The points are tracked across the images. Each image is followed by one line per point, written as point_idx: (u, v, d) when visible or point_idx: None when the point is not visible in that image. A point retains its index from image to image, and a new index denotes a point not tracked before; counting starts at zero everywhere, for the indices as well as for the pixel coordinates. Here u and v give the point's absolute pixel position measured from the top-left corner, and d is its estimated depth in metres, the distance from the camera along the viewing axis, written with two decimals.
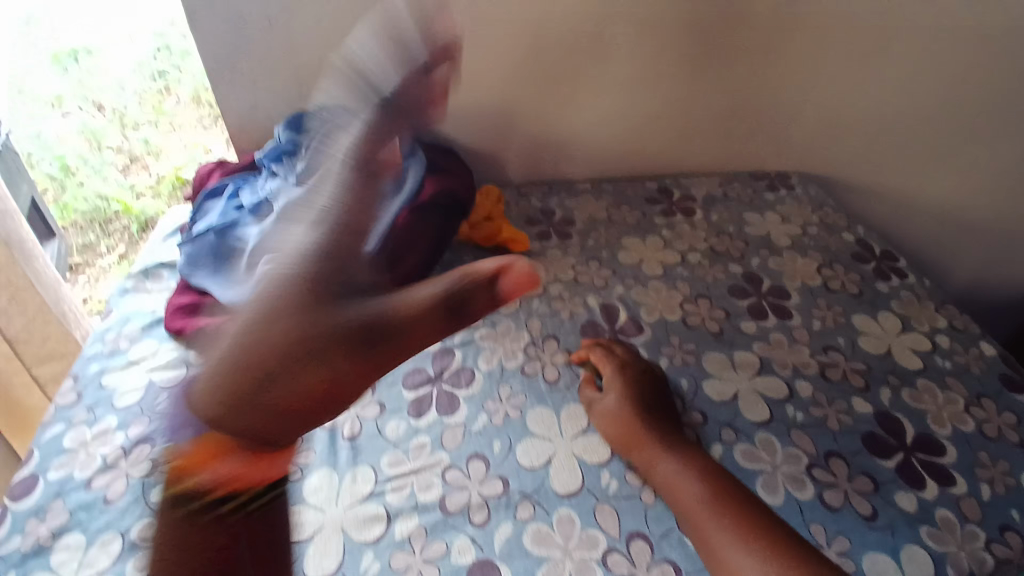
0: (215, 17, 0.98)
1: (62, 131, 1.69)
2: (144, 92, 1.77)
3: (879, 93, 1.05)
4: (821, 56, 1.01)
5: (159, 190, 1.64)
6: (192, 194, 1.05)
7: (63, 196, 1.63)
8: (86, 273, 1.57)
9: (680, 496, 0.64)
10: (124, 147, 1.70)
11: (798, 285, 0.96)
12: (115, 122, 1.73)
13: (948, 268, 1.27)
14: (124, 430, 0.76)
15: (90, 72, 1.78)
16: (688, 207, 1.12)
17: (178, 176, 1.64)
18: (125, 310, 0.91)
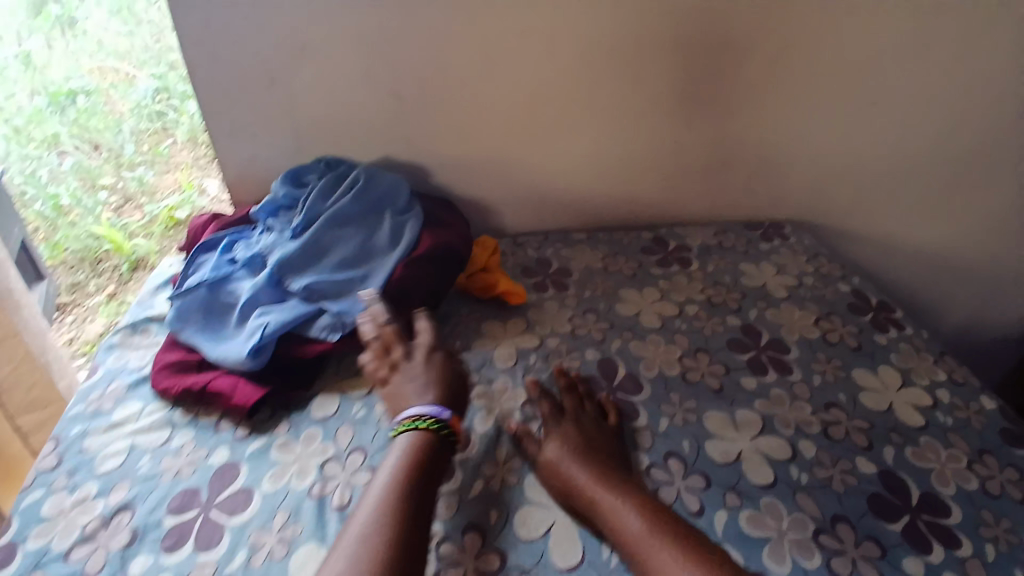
0: (215, 72, 0.99)
1: (57, 170, 1.68)
2: (140, 132, 1.75)
3: (869, 143, 1.07)
4: (814, 106, 1.04)
5: (151, 230, 1.65)
6: (185, 246, 1.04)
7: (54, 235, 1.62)
8: (74, 313, 1.56)
9: (620, 536, 0.63)
10: (118, 186, 1.71)
11: (796, 338, 0.95)
12: (110, 162, 1.72)
13: (942, 313, 1.28)
14: (104, 497, 0.72)
15: (90, 113, 1.72)
16: (683, 258, 1.12)
17: (172, 216, 1.64)
18: (110, 367, 0.88)
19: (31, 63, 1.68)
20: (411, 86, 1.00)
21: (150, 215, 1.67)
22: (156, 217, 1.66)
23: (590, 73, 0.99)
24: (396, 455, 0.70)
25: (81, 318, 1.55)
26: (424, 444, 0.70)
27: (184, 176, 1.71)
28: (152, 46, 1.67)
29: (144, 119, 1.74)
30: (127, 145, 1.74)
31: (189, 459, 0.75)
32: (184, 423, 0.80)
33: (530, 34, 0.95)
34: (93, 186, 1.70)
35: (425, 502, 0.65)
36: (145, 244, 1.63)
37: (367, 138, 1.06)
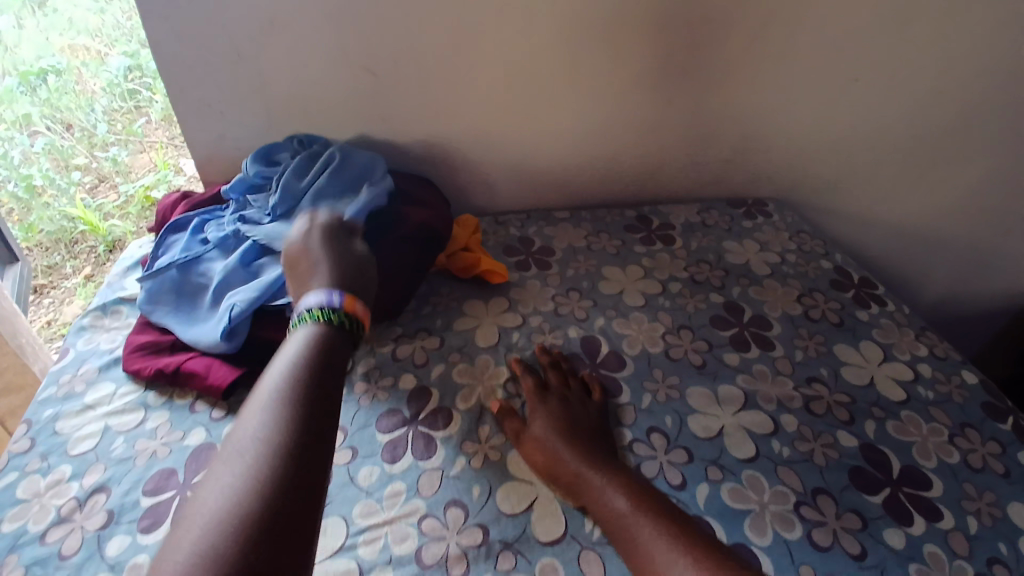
0: (181, 45, 0.95)
1: (29, 151, 1.58)
2: (113, 110, 1.67)
3: (852, 120, 1.06)
4: (798, 82, 1.02)
5: (127, 211, 1.62)
6: (155, 226, 1.00)
7: (28, 216, 1.55)
8: (50, 295, 1.53)
9: (604, 512, 0.62)
10: (92, 166, 1.66)
11: (778, 314, 0.96)
12: (82, 141, 1.65)
13: (921, 289, 1.29)
14: (79, 480, 0.70)
15: (61, 91, 1.60)
16: (667, 236, 1.11)
17: (148, 197, 1.62)
18: (81, 349, 0.86)
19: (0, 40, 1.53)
20: (387, 60, 0.96)
21: (125, 195, 1.63)
22: (132, 197, 1.63)
23: (572, 47, 0.97)
24: (292, 352, 0.60)
25: (59, 299, 1.53)
26: (324, 335, 0.62)
27: (160, 155, 1.68)
28: (124, 25, 1.64)
29: (116, 97, 1.66)
30: (99, 125, 1.66)
31: (165, 440, 0.74)
32: (159, 404, 0.78)
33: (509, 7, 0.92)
34: (66, 166, 1.63)
35: (330, 390, 0.57)
36: (122, 226, 1.60)
37: (342, 114, 1.03)
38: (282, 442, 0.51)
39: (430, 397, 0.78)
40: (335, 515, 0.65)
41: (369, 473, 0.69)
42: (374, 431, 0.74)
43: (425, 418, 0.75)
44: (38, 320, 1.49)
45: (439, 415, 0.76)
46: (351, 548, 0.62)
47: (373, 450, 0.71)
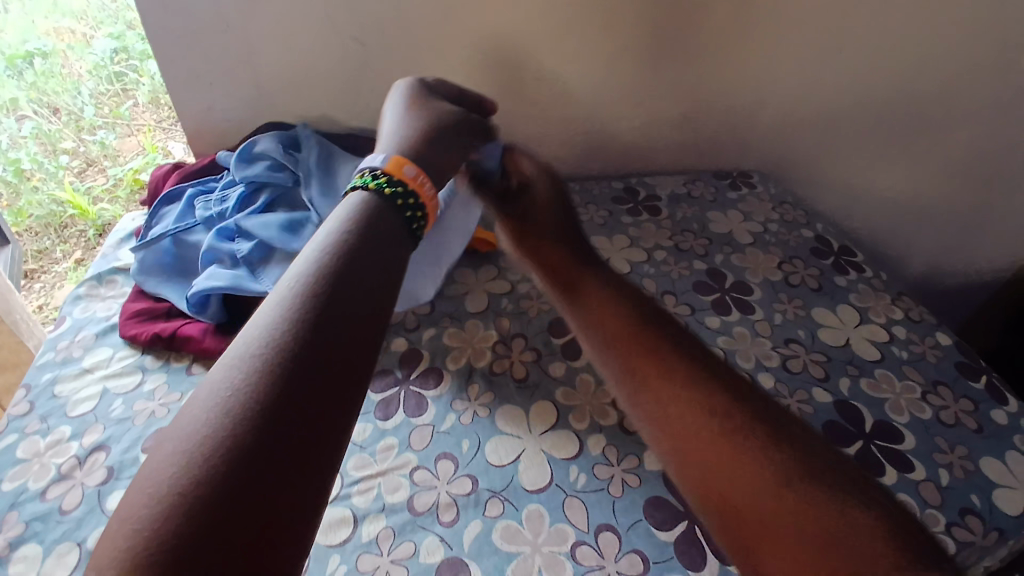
0: (169, 16, 0.95)
1: (16, 135, 1.57)
2: (100, 93, 1.63)
3: (835, 90, 1.08)
4: (780, 53, 1.04)
5: (116, 194, 1.60)
6: (147, 199, 1.02)
7: (17, 201, 1.54)
8: (41, 280, 1.53)
9: (602, 316, 0.56)
10: (80, 150, 1.61)
11: (760, 280, 0.98)
12: (70, 125, 1.61)
13: (903, 260, 1.32)
14: (78, 439, 0.73)
15: (46, 74, 1.59)
16: (653, 206, 1.13)
17: (138, 179, 1.60)
18: (77, 317, 0.88)
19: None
20: (374, 29, 0.97)
21: (114, 178, 1.61)
22: (120, 180, 1.60)
23: (558, 18, 0.98)
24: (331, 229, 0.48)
25: (49, 284, 1.53)
26: (371, 215, 0.51)
27: (148, 138, 1.65)
28: (111, 8, 1.62)
29: (102, 80, 1.62)
30: (86, 108, 1.62)
31: (163, 401, 0.76)
32: (156, 367, 0.80)
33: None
34: (54, 150, 1.59)
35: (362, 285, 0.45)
36: (111, 210, 1.58)
37: (330, 85, 1.04)
38: (287, 343, 0.39)
39: (420, 359, 0.81)
40: None
41: (363, 429, 0.72)
42: (367, 390, 0.76)
43: (416, 378, 0.78)
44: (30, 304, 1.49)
45: (429, 375, 0.79)
46: (345, 498, 0.65)
47: (366, 409, 0.74)
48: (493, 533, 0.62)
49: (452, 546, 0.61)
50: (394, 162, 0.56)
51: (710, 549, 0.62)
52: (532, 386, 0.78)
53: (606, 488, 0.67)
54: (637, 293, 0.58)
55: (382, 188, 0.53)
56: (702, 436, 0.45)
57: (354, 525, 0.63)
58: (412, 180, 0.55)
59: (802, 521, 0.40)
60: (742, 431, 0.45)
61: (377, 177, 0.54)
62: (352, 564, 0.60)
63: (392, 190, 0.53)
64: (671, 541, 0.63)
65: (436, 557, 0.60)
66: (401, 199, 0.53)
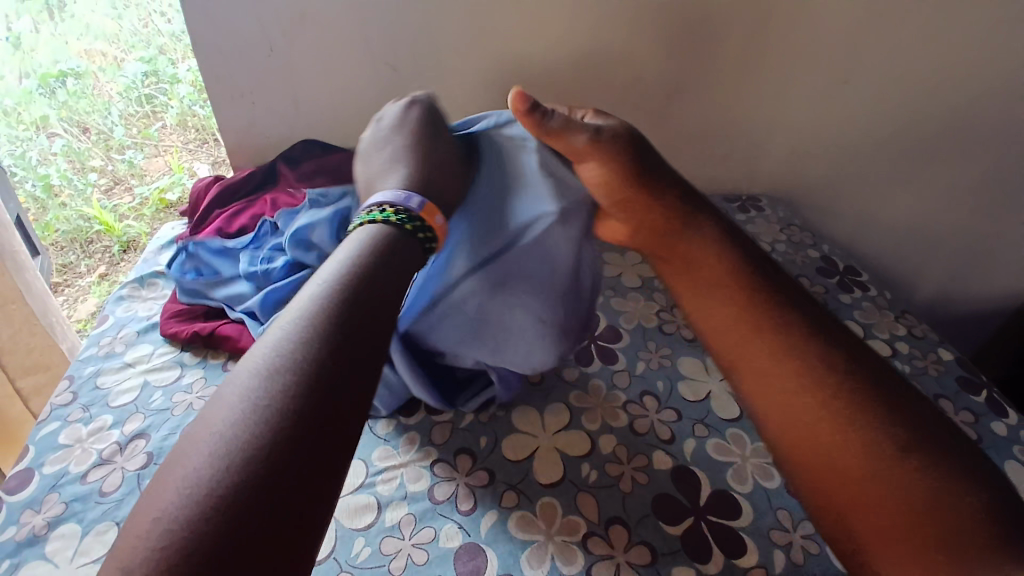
0: (218, 39, 1.03)
1: (46, 152, 1.59)
2: (129, 115, 1.66)
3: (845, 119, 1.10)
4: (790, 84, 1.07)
5: (142, 212, 1.62)
6: (188, 209, 1.09)
7: (45, 215, 1.55)
8: (64, 293, 1.54)
9: (713, 282, 0.63)
10: (107, 169, 1.65)
11: None
12: (99, 145, 1.65)
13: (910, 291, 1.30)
14: (119, 427, 0.77)
15: (77, 95, 1.61)
16: None
17: (163, 199, 1.62)
18: (120, 316, 0.93)
19: (20, 44, 1.53)
20: (405, 55, 1.04)
21: (141, 197, 1.63)
22: (146, 199, 1.62)
23: (577, 49, 1.03)
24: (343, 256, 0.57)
25: (72, 297, 1.54)
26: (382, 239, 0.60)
27: (174, 158, 1.67)
28: (143, 32, 1.62)
29: (133, 102, 1.65)
30: (116, 128, 1.65)
31: (201, 394, 0.81)
32: (194, 363, 0.85)
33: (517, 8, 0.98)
34: (83, 168, 1.63)
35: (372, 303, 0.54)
36: (137, 226, 1.60)
37: (362, 107, 1.11)
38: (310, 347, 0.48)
39: None
40: (356, 458, 0.72)
41: (387, 423, 0.76)
42: None
43: None
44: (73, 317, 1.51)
45: None
46: (370, 485, 0.69)
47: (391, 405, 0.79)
48: (509, 522, 0.66)
49: (470, 532, 0.65)
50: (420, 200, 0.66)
51: (715, 543, 0.66)
52: (547, 387, 0.82)
53: (616, 484, 0.70)
54: (746, 277, 0.62)
55: (391, 219, 0.63)
56: (839, 441, 0.52)
57: (378, 511, 0.67)
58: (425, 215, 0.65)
59: (922, 506, 0.48)
60: (846, 412, 0.53)
61: (385, 211, 0.63)
62: (376, 546, 0.64)
63: (407, 223, 0.63)
64: (678, 534, 0.66)
65: (455, 542, 0.64)
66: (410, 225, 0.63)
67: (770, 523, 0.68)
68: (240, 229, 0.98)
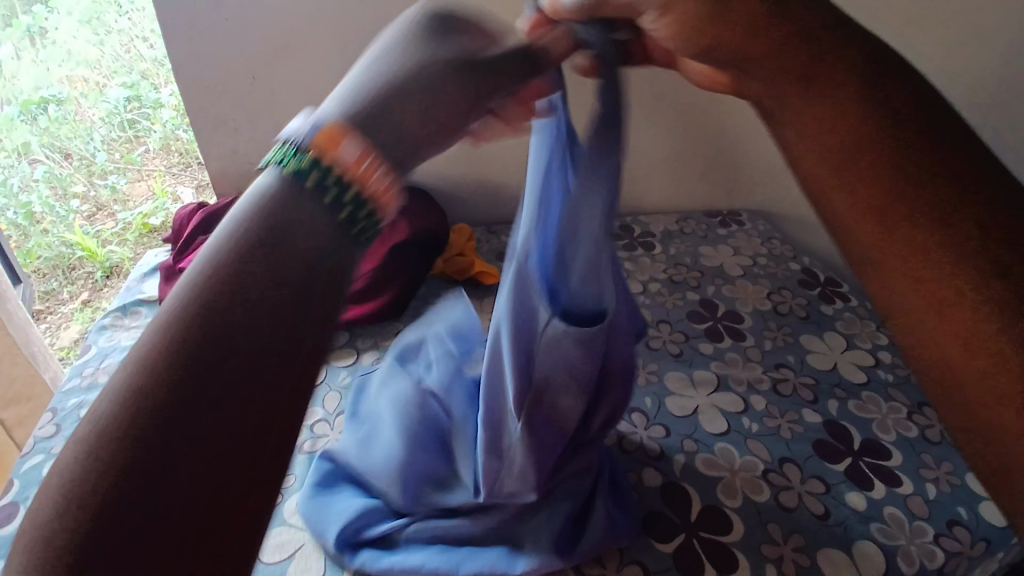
0: (201, 66, 1.03)
1: (28, 178, 1.56)
2: (112, 139, 1.63)
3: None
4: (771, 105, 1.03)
5: (125, 237, 1.61)
6: (171, 235, 1.08)
7: (26, 242, 1.53)
8: (48, 320, 1.52)
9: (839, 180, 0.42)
10: (90, 195, 1.64)
11: (750, 309, 1.02)
12: (81, 170, 1.63)
13: None
14: None
15: (60, 121, 1.55)
16: (648, 243, 1.14)
17: (146, 223, 1.61)
18: (102, 346, 0.92)
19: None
20: None
21: (123, 222, 1.62)
22: (129, 224, 1.62)
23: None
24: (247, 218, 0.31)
25: (54, 325, 1.52)
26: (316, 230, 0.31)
27: (158, 183, 1.66)
28: (124, 57, 1.54)
29: (115, 127, 1.61)
30: (99, 153, 1.63)
31: None
32: None
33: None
34: (65, 195, 1.61)
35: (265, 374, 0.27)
36: (120, 251, 1.59)
37: None
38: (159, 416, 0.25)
39: None
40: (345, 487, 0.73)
41: None
42: None
43: None
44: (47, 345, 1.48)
45: None
46: None
47: None
48: (511, 535, 0.66)
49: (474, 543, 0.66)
50: (324, 133, 0.33)
51: (708, 559, 0.67)
52: None
53: (611, 490, 0.72)
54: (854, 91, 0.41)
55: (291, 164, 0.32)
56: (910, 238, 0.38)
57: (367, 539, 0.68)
58: (353, 161, 0.32)
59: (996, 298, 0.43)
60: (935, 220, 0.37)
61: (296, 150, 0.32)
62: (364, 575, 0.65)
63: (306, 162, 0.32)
64: (670, 551, 0.68)
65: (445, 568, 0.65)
66: (313, 178, 0.32)
67: (762, 537, 0.70)
68: None
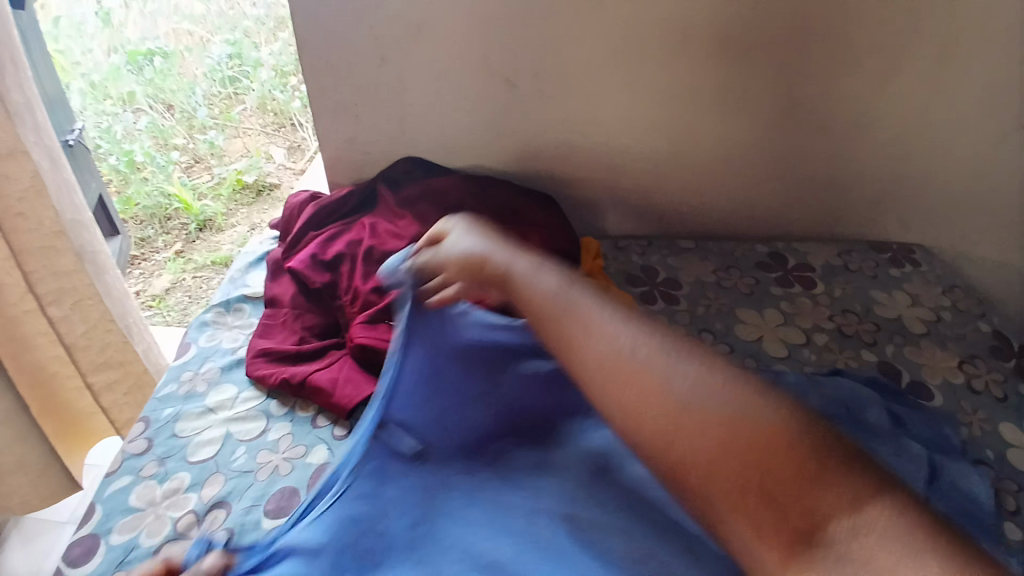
0: (326, 40, 0.94)
1: (132, 128, 1.70)
2: (212, 95, 1.77)
3: (1000, 180, 0.99)
4: (919, 103, 0.93)
5: (219, 193, 1.63)
6: (278, 223, 0.97)
7: (127, 189, 1.61)
8: (142, 267, 1.53)
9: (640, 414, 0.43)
10: (189, 147, 1.71)
11: (939, 382, 0.89)
12: (182, 123, 1.74)
13: None
14: (198, 490, 0.69)
15: (164, 72, 1.76)
16: (805, 277, 1.03)
17: (240, 180, 1.64)
18: (203, 347, 0.86)
19: (110, 20, 1.76)
20: (529, 71, 0.94)
21: (218, 177, 1.66)
22: (224, 180, 1.64)
23: (712, 100, 0.95)
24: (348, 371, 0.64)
25: (148, 272, 1.53)
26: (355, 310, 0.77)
27: (253, 142, 1.73)
28: (227, 14, 1.83)
29: (216, 83, 1.77)
30: (199, 109, 1.75)
31: (286, 454, 0.72)
32: (280, 414, 0.77)
33: (665, 41, 0.89)
34: (166, 146, 1.70)
35: None
36: (214, 207, 1.61)
37: (471, 131, 1.01)
38: None
39: None
40: None
41: None
42: None
43: None
44: (126, 289, 1.48)
45: None
46: None
47: None
48: None
49: None
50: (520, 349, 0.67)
51: None
52: None
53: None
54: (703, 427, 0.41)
55: None
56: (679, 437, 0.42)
57: None
58: None
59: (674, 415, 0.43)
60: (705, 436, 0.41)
61: None
62: None
63: None
64: None
65: None
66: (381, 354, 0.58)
67: None
68: (334, 257, 0.86)
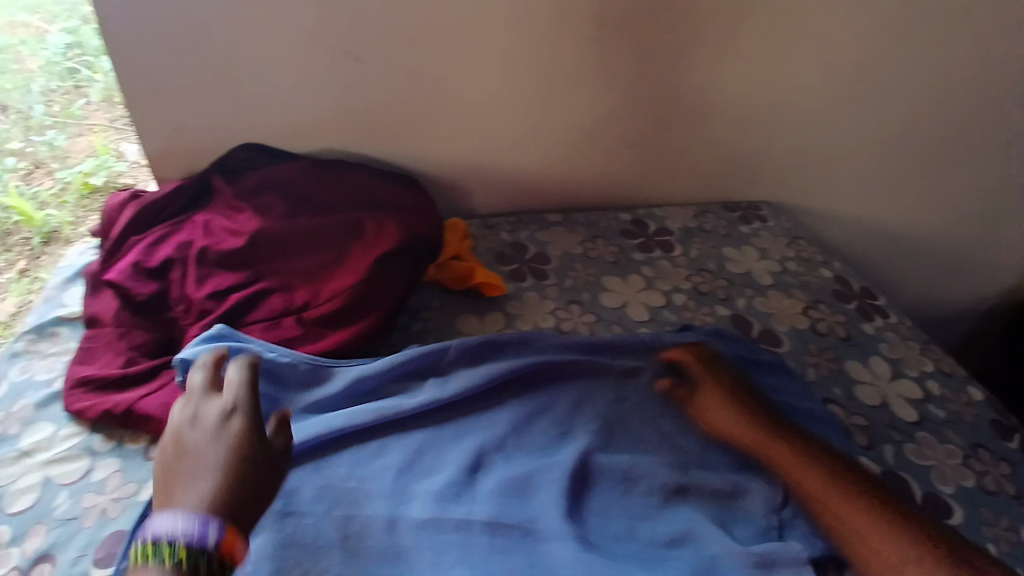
0: (132, 18, 0.84)
1: None
2: (51, 91, 1.50)
3: (825, 135, 1.07)
4: (749, 66, 0.98)
5: (63, 199, 1.33)
6: (98, 229, 0.86)
7: None
8: None
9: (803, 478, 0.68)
10: (27, 152, 1.40)
11: (787, 329, 0.96)
12: (19, 125, 1.44)
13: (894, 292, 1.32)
14: (19, 545, 0.61)
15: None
16: (664, 241, 1.07)
17: (88, 182, 1.34)
18: (13, 381, 0.75)
19: None
20: (372, 45, 0.88)
21: (62, 181, 1.35)
22: (69, 183, 1.35)
23: (564, 70, 0.95)
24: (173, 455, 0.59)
25: None
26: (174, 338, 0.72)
27: (99, 139, 1.42)
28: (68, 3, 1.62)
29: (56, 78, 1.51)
30: (36, 108, 1.47)
31: (116, 494, 0.65)
32: (105, 450, 0.69)
33: (505, 13, 0.88)
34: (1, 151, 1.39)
35: None
36: (59, 214, 1.31)
37: (316, 114, 0.95)
38: None
39: (416, 438, 0.71)
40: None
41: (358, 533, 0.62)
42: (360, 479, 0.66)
43: (415, 468, 0.68)
44: None
45: (429, 464, 0.69)
46: None
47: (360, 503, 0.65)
48: None
49: None
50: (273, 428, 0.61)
51: None
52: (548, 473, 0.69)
53: None
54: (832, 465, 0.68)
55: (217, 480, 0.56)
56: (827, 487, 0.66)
57: None
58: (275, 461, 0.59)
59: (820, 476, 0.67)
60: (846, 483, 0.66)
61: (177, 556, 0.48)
62: None
63: None
64: None
65: None
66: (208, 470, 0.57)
67: None
68: (162, 263, 0.78)
